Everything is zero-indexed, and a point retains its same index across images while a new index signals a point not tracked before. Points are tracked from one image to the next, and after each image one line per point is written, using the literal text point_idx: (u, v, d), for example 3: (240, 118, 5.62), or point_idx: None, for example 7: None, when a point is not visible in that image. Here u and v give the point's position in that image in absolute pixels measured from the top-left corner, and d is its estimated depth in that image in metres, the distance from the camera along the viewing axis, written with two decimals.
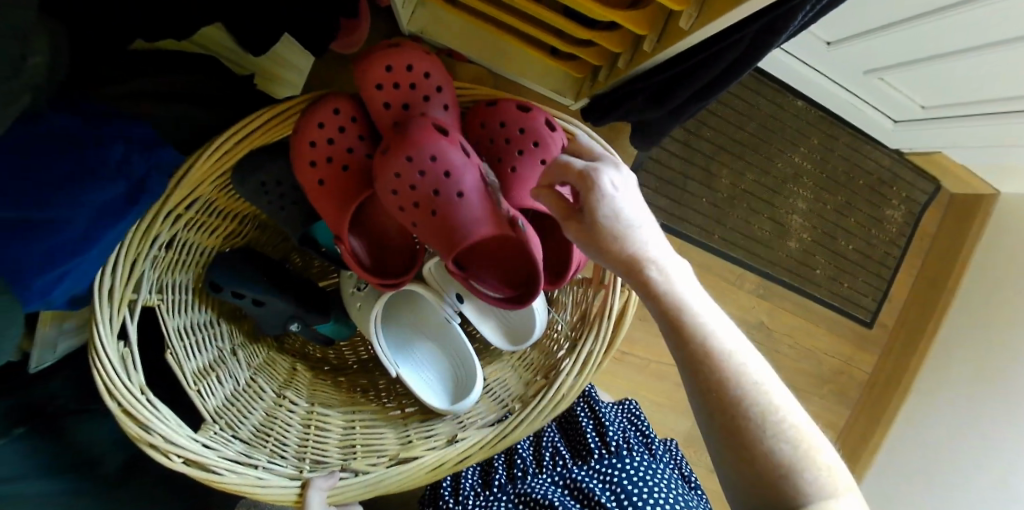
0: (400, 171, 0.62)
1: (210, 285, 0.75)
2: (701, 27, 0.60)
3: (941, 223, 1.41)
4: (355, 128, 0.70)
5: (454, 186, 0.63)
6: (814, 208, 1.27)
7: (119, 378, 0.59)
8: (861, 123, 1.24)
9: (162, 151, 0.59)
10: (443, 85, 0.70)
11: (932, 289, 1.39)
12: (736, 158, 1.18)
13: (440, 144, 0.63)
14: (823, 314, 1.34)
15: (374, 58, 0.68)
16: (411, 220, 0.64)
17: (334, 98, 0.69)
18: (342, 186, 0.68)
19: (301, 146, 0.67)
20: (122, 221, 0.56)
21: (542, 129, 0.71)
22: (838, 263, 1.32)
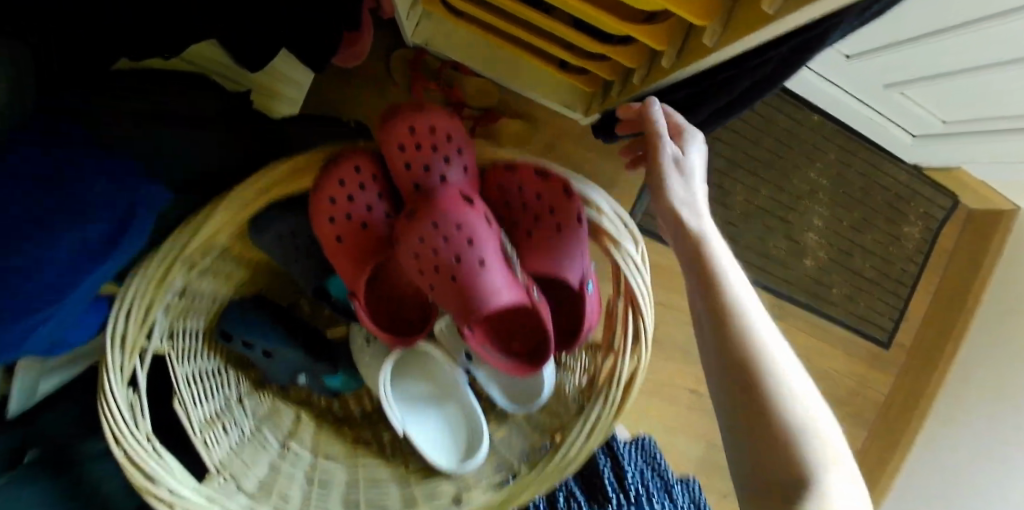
0: (422, 238, 0.61)
1: (221, 333, 0.76)
2: (727, 44, 0.55)
3: (959, 239, 1.37)
4: (376, 185, 0.67)
5: (476, 254, 0.60)
6: (831, 226, 1.23)
7: (126, 425, 0.57)
8: (879, 138, 1.20)
9: (144, 188, 0.51)
10: (463, 148, 0.66)
11: (951, 308, 1.35)
12: (751, 175, 1.14)
13: (467, 214, 0.61)
14: (839, 335, 1.30)
15: (396, 116, 0.65)
16: (429, 283, 0.62)
17: (354, 153, 0.66)
18: (361, 242, 0.67)
19: (320, 201, 0.64)
20: (100, 266, 0.50)
21: (560, 197, 0.66)
22: (855, 282, 1.28)
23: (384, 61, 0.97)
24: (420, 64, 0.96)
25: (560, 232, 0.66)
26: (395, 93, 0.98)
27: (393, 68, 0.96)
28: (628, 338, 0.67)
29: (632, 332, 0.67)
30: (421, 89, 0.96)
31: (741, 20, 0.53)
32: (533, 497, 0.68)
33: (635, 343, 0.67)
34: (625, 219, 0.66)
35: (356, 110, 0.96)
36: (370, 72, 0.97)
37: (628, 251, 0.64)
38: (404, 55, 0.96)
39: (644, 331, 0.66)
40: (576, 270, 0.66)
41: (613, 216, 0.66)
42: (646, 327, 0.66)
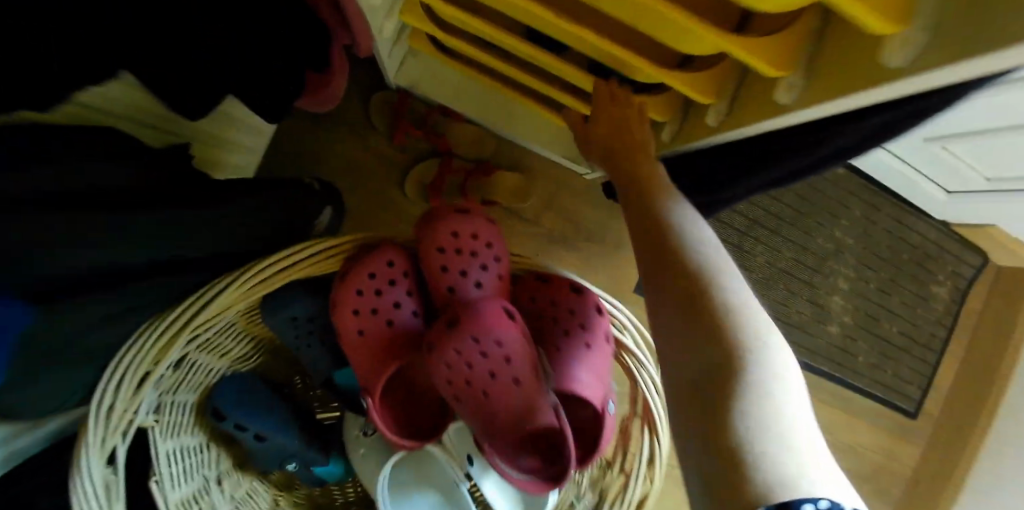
0: (456, 351, 0.57)
1: (212, 412, 0.69)
2: (800, 106, 0.41)
3: (987, 299, 1.25)
4: (407, 282, 0.65)
5: (512, 373, 0.59)
6: (857, 288, 1.12)
7: (97, 509, 0.49)
8: (908, 193, 1.10)
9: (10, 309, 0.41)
10: (501, 258, 0.66)
11: (980, 376, 1.22)
12: (770, 234, 1.04)
13: (507, 329, 0.58)
14: (863, 405, 1.18)
15: (442, 220, 0.64)
16: (455, 394, 0.60)
17: (390, 248, 0.64)
18: (381, 342, 0.64)
19: (347, 294, 0.62)
20: None
21: (591, 313, 0.63)
22: (882, 349, 1.17)
23: (363, 105, 0.85)
24: (405, 109, 0.84)
25: (586, 350, 0.62)
26: (375, 143, 0.86)
27: (373, 114, 0.85)
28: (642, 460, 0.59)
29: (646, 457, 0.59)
30: (403, 136, 0.83)
31: (832, 72, 0.38)
32: None
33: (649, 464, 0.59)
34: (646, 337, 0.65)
35: (332, 162, 0.84)
36: (347, 119, 0.85)
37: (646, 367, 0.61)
38: (387, 100, 0.85)
39: (658, 453, 0.59)
40: (599, 392, 0.61)
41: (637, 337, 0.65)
42: (660, 450, 0.59)
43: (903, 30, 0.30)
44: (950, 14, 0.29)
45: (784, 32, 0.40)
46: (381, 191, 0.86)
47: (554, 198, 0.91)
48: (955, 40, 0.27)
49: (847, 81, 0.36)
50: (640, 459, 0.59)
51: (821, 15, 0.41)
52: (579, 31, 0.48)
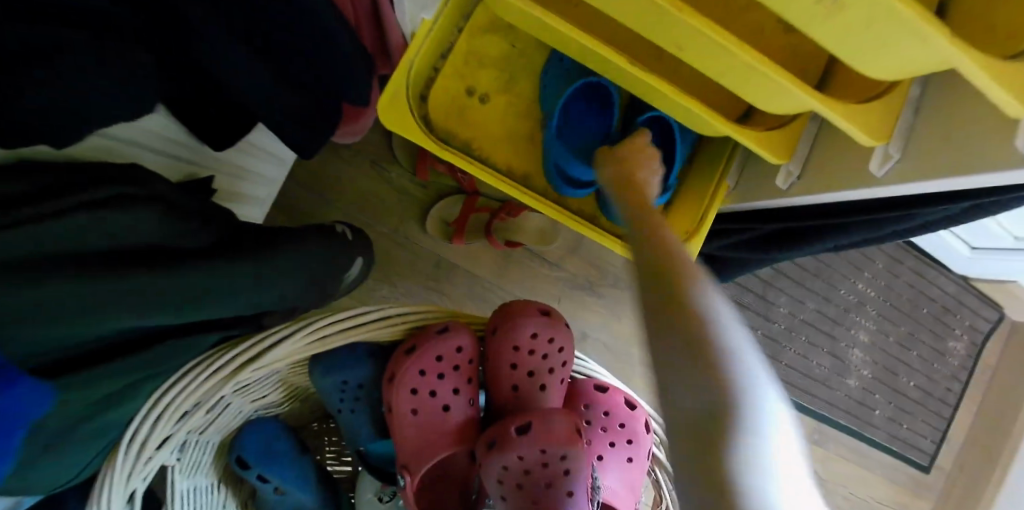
0: (520, 456, 0.56)
1: (237, 459, 0.67)
2: (911, 178, 0.39)
3: (1002, 356, 1.23)
4: (468, 371, 0.64)
5: (567, 485, 0.57)
6: (876, 341, 1.11)
7: None
8: (932, 246, 1.09)
9: (18, 386, 0.34)
10: (569, 362, 0.65)
11: (993, 437, 1.19)
12: (795, 284, 1.03)
13: (577, 446, 0.57)
14: (878, 460, 1.15)
15: (520, 318, 0.63)
16: (501, 493, 0.58)
17: (462, 331, 0.62)
18: (433, 427, 0.62)
19: (408, 371, 0.61)
20: None
21: (642, 432, 0.66)
22: (898, 403, 1.15)
23: (386, 138, 0.82)
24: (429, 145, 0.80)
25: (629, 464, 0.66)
26: (398, 178, 0.83)
27: (396, 147, 0.82)
28: None
29: None
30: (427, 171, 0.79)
31: (935, 145, 0.38)
32: None
33: None
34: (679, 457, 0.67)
35: (356, 197, 0.82)
36: (369, 151, 0.82)
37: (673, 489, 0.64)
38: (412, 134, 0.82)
39: None
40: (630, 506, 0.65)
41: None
42: None
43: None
44: None
45: (882, 100, 0.40)
46: (403, 228, 0.83)
47: (578, 241, 0.88)
48: None
49: (950, 157, 0.36)
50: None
51: (917, 85, 0.41)
52: (654, 82, 0.47)
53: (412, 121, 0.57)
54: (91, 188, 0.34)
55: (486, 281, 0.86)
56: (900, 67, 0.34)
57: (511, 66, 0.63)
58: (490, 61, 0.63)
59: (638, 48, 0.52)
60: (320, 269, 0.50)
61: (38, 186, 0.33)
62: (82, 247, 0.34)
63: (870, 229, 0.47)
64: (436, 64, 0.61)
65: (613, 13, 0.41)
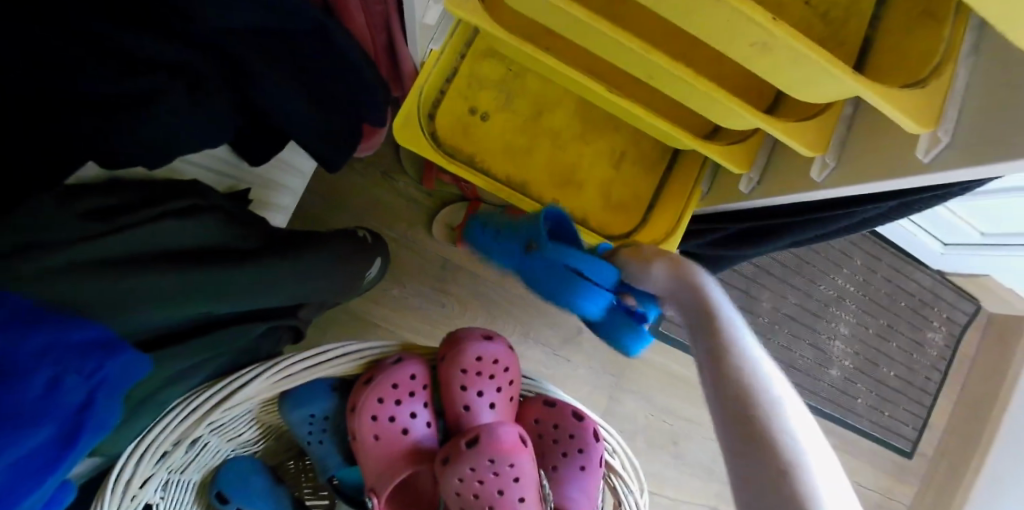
0: (471, 468, 0.63)
1: (217, 494, 0.72)
2: (843, 184, 0.46)
3: (980, 347, 1.29)
4: (424, 394, 0.69)
5: (517, 491, 0.64)
6: (856, 333, 1.18)
7: None
8: (907, 243, 1.16)
9: (124, 352, 0.41)
10: (515, 381, 0.72)
11: (972, 423, 1.25)
12: (777, 280, 1.10)
13: (521, 455, 0.65)
14: (861, 447, 1.21)
15: (467, 344, 0.70)
16: (460, 503, 0.65)
17: (415, 361, 0.69)
18: (394, 450, 0.68)
19: (368, 399, 0.66)
20: (58, 469, 0.39)
21: (590, 440, 0.71)
22: (880, 392, 1.22)
23: (394, 150, 0.90)
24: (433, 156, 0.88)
25: (581, 471, 0.71)
26: (406, 188, 0.91)
27: (403, 159, 0.89)
28: None
29: None
30: (433, 181, 0.87)
31: (861, 154, 0.46)
32: None
33: None
34: (632, 459, 0.73)
35: (367, 205, 0.89)
36: (379, 162, 0.90)
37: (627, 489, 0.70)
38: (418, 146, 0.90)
39: None
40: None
41: (624, 461, 0.72)
42: None
43: (935, 130, 0.39)
44: (971, 130, 0.37)
45: (818, 118, 0.48)
46: (411, 233, 0.91)
47: None
48: (985, 145, 0.35)
49: (874, 165, 0.44)
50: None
51: (849, 105, 0.49)
52: (631, 106, 0.55)
53: (424, 140, 0.68)
54: (167, 202, 0.45)
55: (488, 281, 0.93)
56: (822, 97, 0.42)
57: (507, 86, 0.71)
58: (491, 78, 0.71)
59: (619, 75, 0.59)
60: (342, 266, 0.57)
61: (131, 198, 0.44)
62: (152, 249, 0.44)
63: (819, 226, 0.55)
64: (442, 87, 0.70)
65: (594, 50, 0.49)
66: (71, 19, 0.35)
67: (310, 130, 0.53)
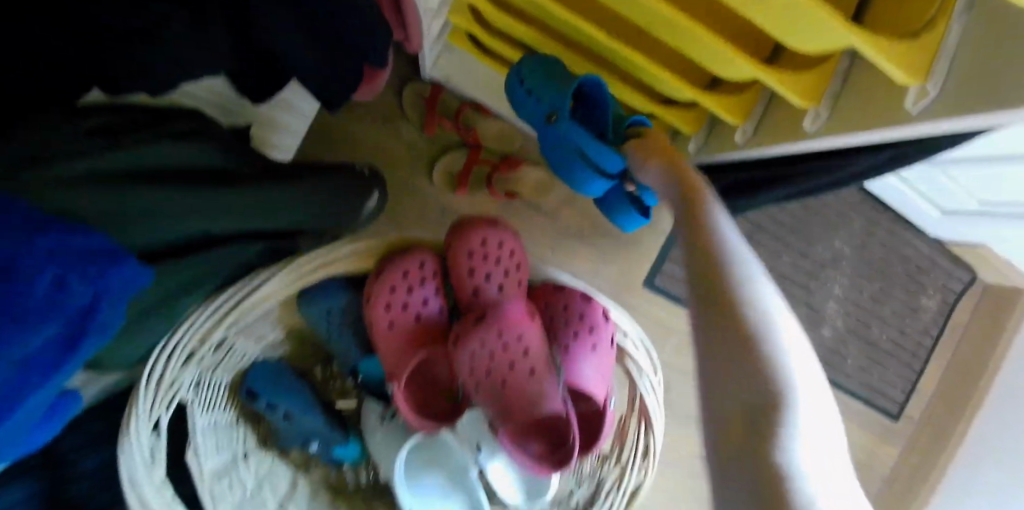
0: (482, 344, 0.70)
1: (247, 391, 0.75)
2: (835, 135, 0.47)
3: (974, 315, 1.30)
4: (435, 283, 0.77)
5: (525, 363, 0.71)
6: (850, 295, 1.19)
7: (137, 470, 0.61)
8: (907, 210, 1.16)
9: (124, 264, 0.43)
10: (521, 265, 0.77)
11: (960, 388, 1.28)
12: (773, 239, 1.11)
13: (526, 329, 0.72)
14: (846, 406, 1.25)
15: (472, 230, 0.77)
16: (477, 381, 0.72)
17: (424, 252, 0.76)
18: (412, 334, 0.75)
19: (381, 288, 0.73)
20: (58, 371, 0.42)
21: (599, 321, 0.76)
22: (870, 354, 1.24)
23: (396, 95, 0.90)
24: (436, 102, 0.88)
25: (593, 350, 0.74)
26: (407, 132, 0.91)
27: (405, 104, 0.89)
28: (640, 451, 0.75)
29: (642, 447, 0.75)
30: (434, 126, 0.88)
31: (852, 107, 0.47)
32: None
33: (645, 454, 0.75)
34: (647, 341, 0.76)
35: (368, 147, 0.89)
36: (381, 107, 0.89)
37: (640, 369, 0.75)
38: (420, 91, 0.89)
39: (652, 448, 0.74)
40: (602, 390, 0.73)
41: (637, 341, 0.75)
42: (656, 442, 0.74)
43: (923, 83, 0.39)
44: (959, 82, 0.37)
45: (816, 69, 0.49)
46: (412, 178, 0.92)
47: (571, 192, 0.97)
48: (972, 96, 0.35)
49: (864, 117, 0.45)
50: (635, 449, 0.76)
51: (846, 59, 0.49)
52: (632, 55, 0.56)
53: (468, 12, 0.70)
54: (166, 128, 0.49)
55: None
56: (824, 44, 0.41)
57: None
58: None
59: (624, 23, 0.59)
60: (327, 196, 0.61)
61: (138, 119, 0.48)
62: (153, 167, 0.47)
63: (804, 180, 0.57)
64: None
65: None
66: (70, 19, 0.37)
67: (307, 69, 0.53)
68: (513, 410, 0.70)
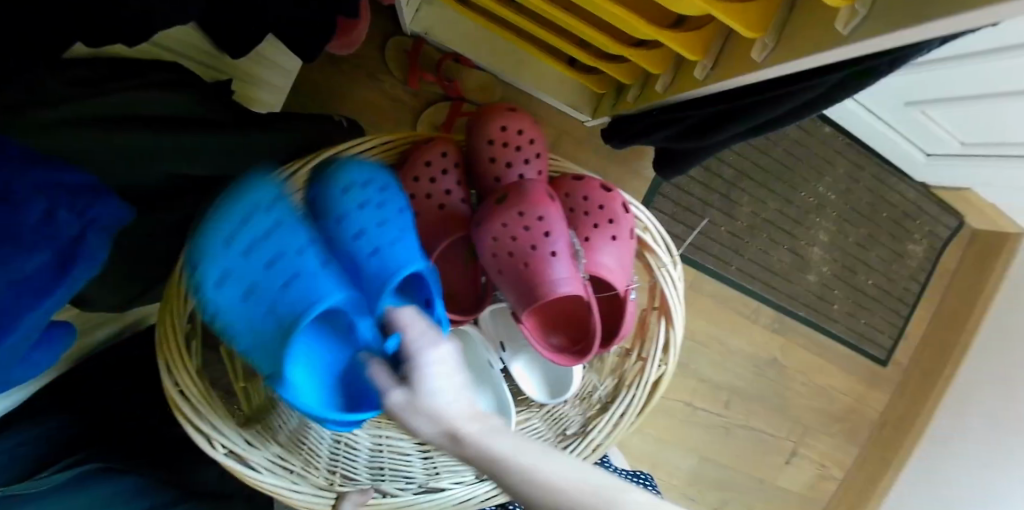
0: (503, 224, 0.64)
1: None
2: (781, 62, 0.49)
3: (962, 260, 1.32)
4: (457, 172, 0.71)
5: (550, 245, 0.64)
6: (835, 240, 1.21)
7: (176, 352, 0.55)
8: (890, 154, 1.19)
9: (104, 199, 0.43)
10: (541, 154, 0.73)
11: (947, 331, 1.30)
12: (758, 186, 1.12)
13: (550, 209, 0.65)
14: (838, 352, 1.27)
15: (494, 116, 0.73)
16: (497, 267, 0.66)
17: (446, 141, 0.71)
18: (432, 222, 0.70)
19: (405, 177, 0.69)
20: (46, 303, 0.39)
21: (619, 211, 0.70)
22: (856, 298, 1.26)
23: (379, 48, 0.90)
24: (418, 55, 0.90)
25: (613, 241, 0.69)
26: (391, 88, 0.92)
27: (388, 57, 0.90)
28: (660, 344, 0.70)
29: (663, 341, 0.70)
30: (417, 80, 0.89)
31: (795, 36, 0.48)
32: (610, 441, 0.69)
33: (664, 350, 0.70)
34: (663, 232, 0.75)
35: (352, 102, 0.90)
36: (364, 59, 0.90)
37: (662, 260, 0.71)
38: (402, 44, 0.90)
39: (674, 340, 0.69)
40: (621, 280, 0.70)
41: (655, 237, 0.74)
42: (677, 336, 0.70)
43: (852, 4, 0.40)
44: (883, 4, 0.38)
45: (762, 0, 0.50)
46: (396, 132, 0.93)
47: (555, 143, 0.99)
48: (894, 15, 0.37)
49: (807, 41, 0.46)
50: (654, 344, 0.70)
51: None
52: None
53: None
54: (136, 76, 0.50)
55: None
56: None
57: None
58: None
59: None
60: (307, 141, 0.66)
61: (108, 68, 0.48)
62: (130, 112, 0.49)
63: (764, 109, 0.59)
64: None
65: None
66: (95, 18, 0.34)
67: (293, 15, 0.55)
68: (539, 296, 0.64)
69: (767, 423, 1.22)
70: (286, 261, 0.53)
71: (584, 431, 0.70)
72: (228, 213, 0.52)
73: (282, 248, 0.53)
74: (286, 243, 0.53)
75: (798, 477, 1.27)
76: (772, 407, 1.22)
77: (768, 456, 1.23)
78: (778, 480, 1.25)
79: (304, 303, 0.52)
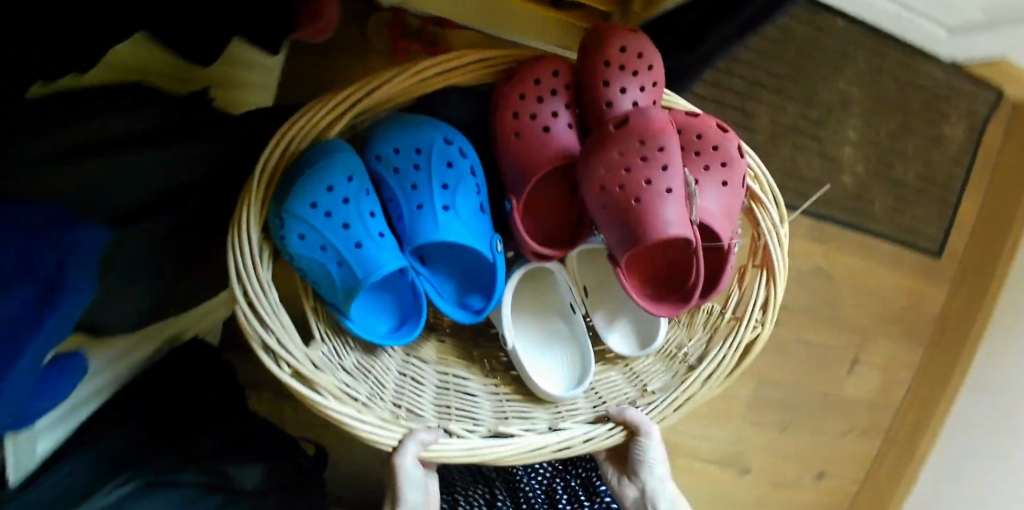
0: (618, 152, 0.62)
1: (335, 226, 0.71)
2: None
3: (1005, 135, 1.24)
4: (566, 95, 0.69)
5: (666, 182, 0.61)
6: (865, 135, 1.15)
7: (248, 267, 0.53)
8: (911, 35, 1.11)
9: (83, 225, 0.38)
10: (658, 82, 0.68)
11: (1002, 211, 1.22)
12: (773, 92, 1.07)
13: (670, 141, 0.62)
14: (886, 251, 1.21)
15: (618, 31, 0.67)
16: (601, 202, 0.63)
17: (558, 59, 0.69)
18: (534, 146, 0.68)
19: (511, 93, 0.67)
20: (35, 344, 0.34)
21: (733, 155, 0.68)
22: (897, 193, 1.20)
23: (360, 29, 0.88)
24: (399, 27, 0.88)
25: (724, 187, 0.66)
26: (379, 66, 0.90)
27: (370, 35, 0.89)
28: (759, 305, 0.68)
29: (763, 301, 0.68)
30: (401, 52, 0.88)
31: None
32: (703, 396, 0.67)
33: (764, 310, 0.68)
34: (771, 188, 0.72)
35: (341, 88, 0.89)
36: (346, 42, 0.89)
37: (771, 218, 0.70)
38: (380, 21, 0.88)
39: (773, 302, 0.68)
40: (726, 231, 0.67)
41: (763, 187, 0.71)
42: (776, 297, 0.68)
43: None
44: None
45: None
46: None
47: None
48: None
49: None
50: (755, 303, 0.68)
51: None
52: None
53: None
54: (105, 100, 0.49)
55: None
56: None
57: None
58: None
59: None
60: None
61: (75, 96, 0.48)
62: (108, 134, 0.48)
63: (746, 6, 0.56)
64: None
65: None
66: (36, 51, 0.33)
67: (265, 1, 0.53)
68: (643, 237, 0.61)
69: (820, 335, 1.18)
70: (361, 227, 0.60)
71: (669, 388, 0.70)
72: (312, 186, 0.58)
73: (358, 214, 0.61)
74: (359, 210, 0.61)
75: (861, 386, 1.24)
76: (824, 319, 1.18)
77: (828, 370, 1.20)
78: (841, 391, 1.22)
79: (363, 270, 0.60)
